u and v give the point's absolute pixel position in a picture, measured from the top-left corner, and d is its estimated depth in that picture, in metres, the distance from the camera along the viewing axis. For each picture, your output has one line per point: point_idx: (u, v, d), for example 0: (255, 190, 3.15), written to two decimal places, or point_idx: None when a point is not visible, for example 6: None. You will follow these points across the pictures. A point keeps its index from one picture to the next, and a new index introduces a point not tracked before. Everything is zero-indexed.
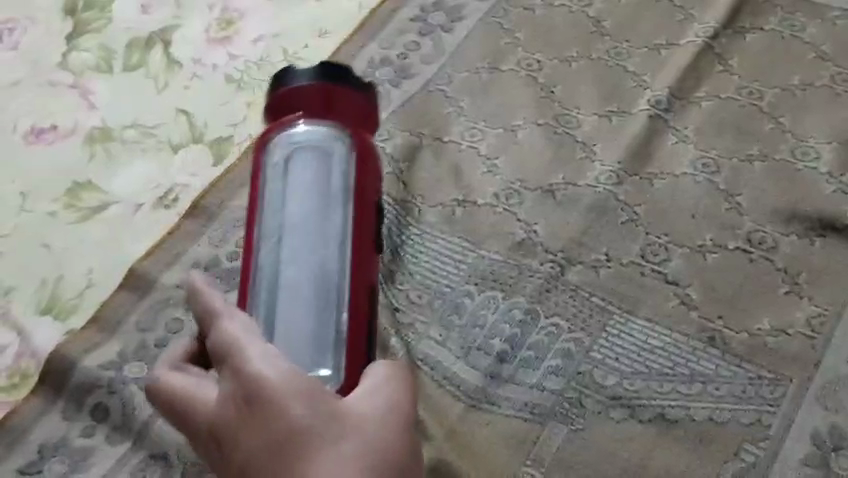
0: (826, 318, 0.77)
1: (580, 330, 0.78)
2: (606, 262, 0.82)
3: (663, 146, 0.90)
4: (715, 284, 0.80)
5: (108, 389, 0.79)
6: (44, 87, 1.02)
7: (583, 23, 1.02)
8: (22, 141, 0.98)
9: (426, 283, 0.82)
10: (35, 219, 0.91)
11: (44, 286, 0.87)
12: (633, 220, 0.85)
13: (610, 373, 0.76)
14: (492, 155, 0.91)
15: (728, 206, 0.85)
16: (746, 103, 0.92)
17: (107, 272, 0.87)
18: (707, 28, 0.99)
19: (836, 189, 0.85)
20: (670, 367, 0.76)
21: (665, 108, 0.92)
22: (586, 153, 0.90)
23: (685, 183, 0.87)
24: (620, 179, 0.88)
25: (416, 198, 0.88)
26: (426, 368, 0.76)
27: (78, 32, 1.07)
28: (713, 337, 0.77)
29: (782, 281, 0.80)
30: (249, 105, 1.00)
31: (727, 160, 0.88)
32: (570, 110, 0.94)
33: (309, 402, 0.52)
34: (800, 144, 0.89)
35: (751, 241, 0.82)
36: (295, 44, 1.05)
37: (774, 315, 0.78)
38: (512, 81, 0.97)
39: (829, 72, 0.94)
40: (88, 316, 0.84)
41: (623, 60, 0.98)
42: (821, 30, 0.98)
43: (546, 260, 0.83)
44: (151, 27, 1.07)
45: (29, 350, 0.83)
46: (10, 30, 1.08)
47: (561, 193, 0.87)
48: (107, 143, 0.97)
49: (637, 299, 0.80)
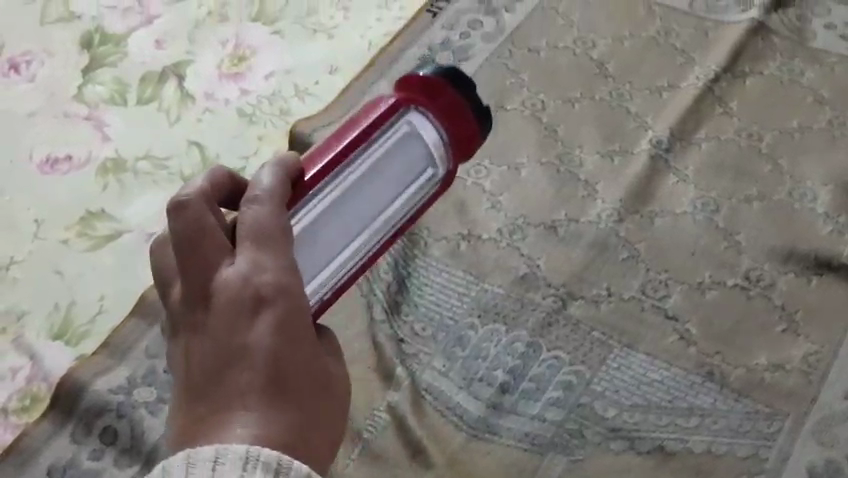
0: (822, 355, 0.79)
1: (581, 363, 0.80)
2: (607, 297, 0.84)
3: (664, 185, 0.92)
4: (713, 320, 0.82)
5: (117, 412, 0.81)
6: (59, 118, 1.04)
7: (587, 65, 1.04)
8: (37, 170, 1.00)
9: (430, 314, 0.83)
10: (48, 246, 0.93)
11: (57, 311, 0.89)
12: (634, 256, 0.87)
13: (610, 405, 0.77)
14: (496, 191, 0.93)
15: (726, 244, 0.87)
16: (745, 145, 0.95)
17: (118, 300, 0.90)
18: (708, 71, 1.01)
19: (833, 229, 0.87)
20: (669, 400, 0.77)
21: (666, 149, 0.95)
22: (588, 191, 0.92)
23: (684, 221, 0.89)
24: (621, 216, 0.89)
25: (422, 230, 0.90)
26: (429, 397, 0.78)
27: (94, 65, 1.10)
28: (712, 372, 0.79)
29: (779, 318, 0.82)
30: (259, 139, 1.02)
31: (726, 199, 0.90)
32: (573, 149, 0.96)
33: (305, 324, 0.48)
34: (798, 186, 0.91)
35: (749, 279, 0.84)
36: (308, 79, 1.08)
37: (771, 351, 0.80)
38: (517, 120, 1.00)
39: (827, 116, 0.97)
40: (99, 341, 0.87)
41: (625, 101, 1.00)
42: (819, 75, 1.00)
43: (549, 294, 0.84)
44: (164, 61, 1.10)
45: (41, 373, 0.84)
46: (28, 62, 1.11)
47: (563, 229, 0.89)
48: (120, 173, 0.99)
49: (637, 334, 0.82)
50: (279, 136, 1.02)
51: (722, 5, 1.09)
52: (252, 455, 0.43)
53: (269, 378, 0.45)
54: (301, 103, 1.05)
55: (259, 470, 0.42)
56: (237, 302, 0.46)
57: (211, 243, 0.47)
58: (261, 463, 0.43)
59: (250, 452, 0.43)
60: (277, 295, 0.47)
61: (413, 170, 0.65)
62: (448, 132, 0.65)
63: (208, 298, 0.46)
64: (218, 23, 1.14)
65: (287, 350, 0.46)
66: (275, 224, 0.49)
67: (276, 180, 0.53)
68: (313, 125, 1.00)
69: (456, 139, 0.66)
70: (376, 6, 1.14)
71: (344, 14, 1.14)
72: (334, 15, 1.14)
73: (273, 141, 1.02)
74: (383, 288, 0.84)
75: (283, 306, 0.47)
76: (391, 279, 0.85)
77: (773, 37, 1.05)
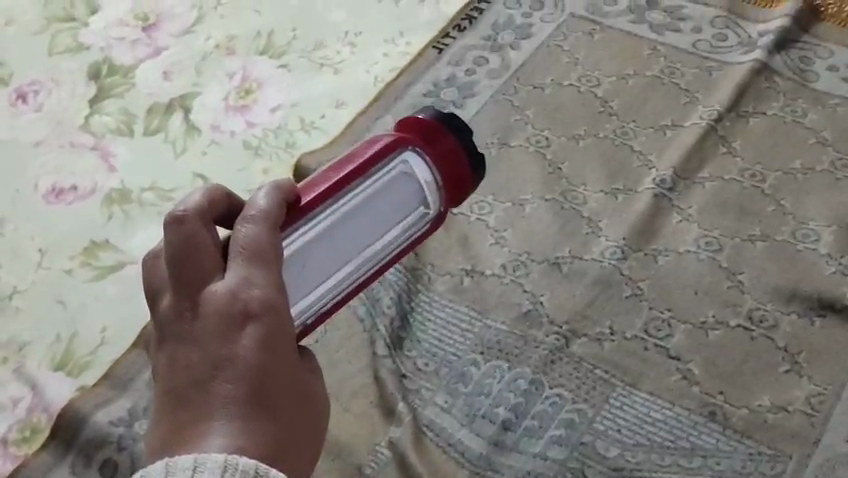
0: (825, 397, 0.79)
1: (583, 401, 0.80)
2: (610, 335, 0.84)
3: (667, 224, 0.92)
4: (716, 359, 0.82)
5: (117, 445, 0.81)
6: (66, 148, 1.05)
7: (591, 103, 1.05)
8: (42, 199, 1.01)
9: (433, 350, 0.83)
10: (52, 275, 0.94)
11: (59, 342, 0.89)
12: (637, 295, 0.87)
13: (612, 444, 0.77)
14: (500, 227, 0.93)
15: (730, 284, 0.87)
16: (748, 185, 0.95)
17: (121, 331, 0.89)
18: (711, 111, 1.02)
19: (836, 270, 0.87)
20: (672, 440, 0.77)
21: (669, 188, 0.95)
22: (592, 228, 0.92)
23: (688, 259, 0.89)
24: (625, 254, 0.90)
25: (426, 266, 0.90)
26: (431, 434, 0.78)
27: (102, 96, 1.11)
28: (714, 412, 0.79)
29: (782, 359, 0.81)
30: (264, 172, 1.02)
31: (729, 239, 0.91)
32: (576, 187, 0.97)
33: (291, 339, 0.48)
34: (801, 226, 0.91)
35: (752, 319, 0.84)
36: (313, 113, 1.08)
37: (774, 392, 0.79)
38: (521, 156, 1.00)
39: (829, 158, 0.97)
40: (100, 372, 0.86)
41: (629, 139, 1.01)
42: (822, 116, 1.01)
43: (552, 332, 0.84)
44: (171, 93, 1.11)
45: (42, 404, 0.84)
46: (36, 92, 1.12)
47: (567, 266, 0.89)
48: (125, 204, 1.00)
49: (639, 373, 0.81)
50: (284, 169, 1.03)
51: (726, 45, 1.10)
52: (231, 463, 0.43)
53: (254, 389, 0.45)
54: (307, 136, 1.06)
55: None
56: (225, 313, 0.46)
57: (206, 259, 0.48)
58: (241, 471, 0.43)
59: (228, 460, 0.43)
60: (265, 309, 0.47)
61: (410, 205, 0.65)
62: (442, 173, 0.65)
63: (197, 310, 0.47)
64: (225, 56, 1.14)
65: (273, 364, 0.46)
66: (269, 243, 0.50)
67: (274, 199, 0.53)
68: (317, 159, 1.01)
69: (452, 180, 0.65)
70: (382, 40, 1.15)
71: (351, 49, 1.14)
72: (341, 50, 1.14)
73: (278, 173, 1.02)
74: (386, 324, 0.84)
75: (272, 320, 0.47)
76: (394, 314, 0.85)
77: (776, 78, 1.05)
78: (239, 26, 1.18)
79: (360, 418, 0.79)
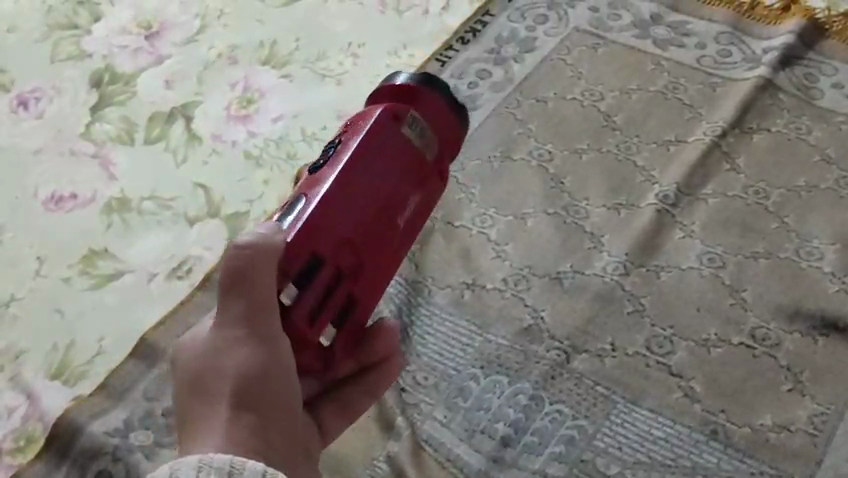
0: (828, 417, 0.78)
1: (584, 417, 0.79)
2: (611, 351, 0.83)
3: (670, 240, 0.92)
4: (719, 377, 0.81)
5: (113, 456, 0.80)
6: (67, 156, 1.05)
7: (594, 117, 1.05)
8: (41, 206, 1.00)
9: (432, 365, 0.83)
10: (51, 283, 0.93)
11: (56, 351, 0.88)
12: (639, 311, 0.86)
13: (613, 461, 0.76)
14: (501, 241, 0.93)
15: (732, 301, 0.86)
16: (751, 201, 0.95)
17: (118, 341, 0.88)
18: (715, 127, 1.01)
19: (840, 288, 0.86)
20: (672, 458, 0.76)
21: (672, 203, 0.94)
22: (594, 242, 0.92)
23: (691, 276, 0.88)
24: (627, 270, 0.89)
25: (426, 279, 0.89)
26: (429, 449, 0.77)
27: (103, 103, 1.10)
28: (716, 431, 0.78)
29: (785, 378, 0.81)
30: (265, 182, 1.02)
31: (732, 256, 0.90)
32: (579, 201, 0.96)
33: (201, 366, 0.49)
34: (804, 245, 0.90)
35: (754, 337, 0.83)
36: (315, 124, 1.08)
37: (777, 411, 0.79)
38: (523, 170, 1.00)
39: (833, 176, 0.96)
40: (96, 382, 0.86)
41: (632, 154, 1.00)
42: (826, 133, 1.01)
43: (552, 347, 0.84)
44: (173, 101, 1.10)
45: (37, 413, 0.83)
46: (37, 99, 1.11)
47: (568, 281, 0.89)
48: (125, 212, 0.99)
49: (641, 389, 0.81)
50: (286, 180, 1.02)
51: (730, 61, 1.09)
52: (204, 462, 0.43)
53: (219, 416, 0.47)
54: (308, 147, 1.05)
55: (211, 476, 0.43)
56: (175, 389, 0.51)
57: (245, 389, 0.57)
58: (215, 469, 0.43)
59: (202, 460, 0.44)
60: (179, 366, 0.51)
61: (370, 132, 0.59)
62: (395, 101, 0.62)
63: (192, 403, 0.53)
64: (228, 65, 1.14)
65: (193, 399, 0.49)
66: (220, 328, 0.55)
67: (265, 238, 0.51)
68: None
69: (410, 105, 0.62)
70: (385, 52, 1.14)
71: (353, 60, 1.14)
72: (344, 61, 1.14)
73: (279, 184, 1.02)
74: None
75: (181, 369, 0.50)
76: None
77: (780, 95, 1.05)
78: (242, 35, 1.18)
79: (358, 431, 0.78)
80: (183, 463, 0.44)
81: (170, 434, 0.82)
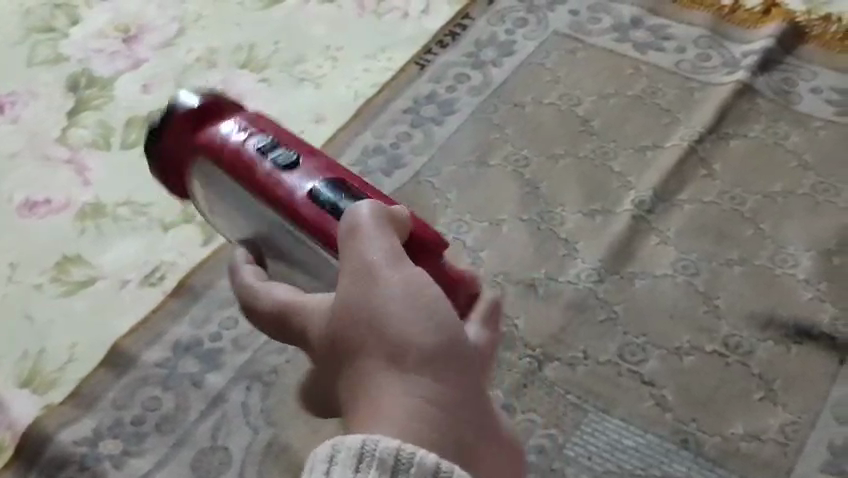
0: (799, 426, 0.78)
1: (555, 426, 0.79)
2: (584, 359, 0.83)
3: (644, 247, 0.91)
4: (691, 386, 0.81)
5: (81, 465, 0.80)
6: (41, 160, 1.04)
7: (572, 122, 1.04)
8: (15, 212, 1.00)
9: None
10: (23, 290, 0.93)
11: (26, 358, 0.87)
12: (612, 319, 0.86)
13: (582, 470, 0.76)
14: (476, 247, 0.92)
15: (706, 309, 0.86)
16: (727, 207, 0.94)
17: (89, 349, 0.88)
18: (693, 132, 1.01)
19: (813, 296, 0.86)
20: (643, 467, 0.76)
21: (647, 209, 0.94)
22: (568, 249, 0.91)
23: (665, 283, 0.88)
24: (600, 276, 0.89)
25: None
26: None
27: (80, 107, 1.10)
28: (686, 440, 0.77)
29: (757, 386, 0.80)
30: None
31: (707, 262, 0.89)
32: (555, 207, 0.95)
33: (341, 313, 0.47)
34: (779, 251, 0.90)
35: (727, 345, 0.83)
36: (292, 127, 1.07)
37: (748, 420, 0.78)
38: (500, 176, 0.99)
39: (810, 181, 0.96)
40: (67, 389, 0.85)
41: (609, 159, 1.00)
42: (804, 138, 1.00)
43: (525, 355, 0.83)
44: (150, 105, 1.10)
45: (7, 420, 0.82)
46: (13, 103, 1.11)
47: (542, 287, 0.88)
48: (99, 218, 0.99)
49: (612, 398, 0.80)
50: None
51: (709, 65, 1.09)
52: (366, 450, 0.42)
53: (383, 373, 0.45)
54: None
55: (371, 468, 0.42)
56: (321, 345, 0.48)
57: None
58: (376, 461, 0.42)
59: (364, 445, 0.42)
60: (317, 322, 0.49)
61: None
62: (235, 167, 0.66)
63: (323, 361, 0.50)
64: (205, 70, 1.14)
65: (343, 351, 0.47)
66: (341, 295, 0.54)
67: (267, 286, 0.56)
68: None
69: None
70: (363, 56, 1.14)
71: (332, 63, 1.13)
72: (322, 64, 1.13)
73: None
74: None
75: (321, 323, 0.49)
76: None
77: (758, 100, 1.04)
78: (221, 39, 1.17)
79: None
80: (343, 447, 0.43)
81: (138, 443, 0.81)
